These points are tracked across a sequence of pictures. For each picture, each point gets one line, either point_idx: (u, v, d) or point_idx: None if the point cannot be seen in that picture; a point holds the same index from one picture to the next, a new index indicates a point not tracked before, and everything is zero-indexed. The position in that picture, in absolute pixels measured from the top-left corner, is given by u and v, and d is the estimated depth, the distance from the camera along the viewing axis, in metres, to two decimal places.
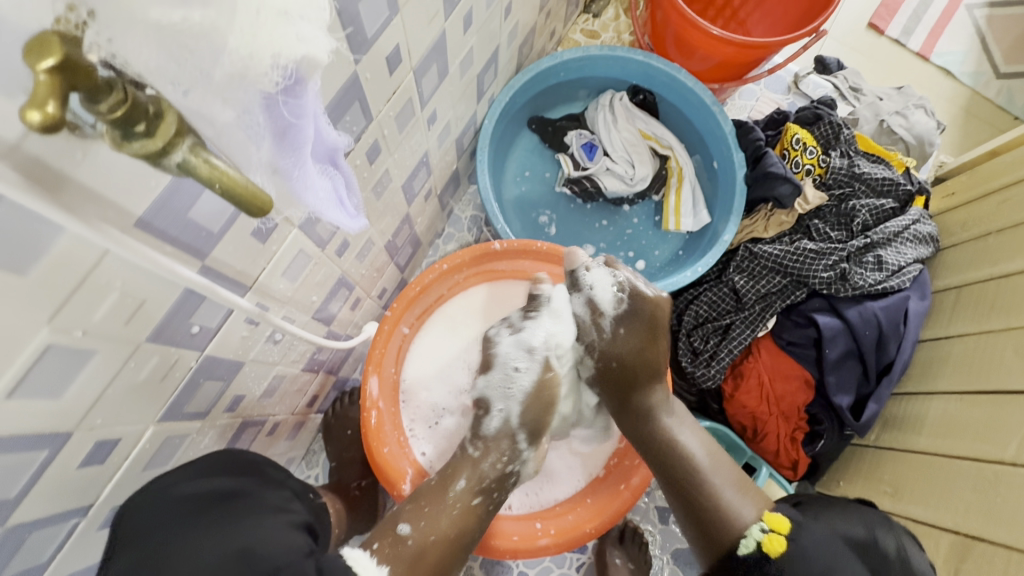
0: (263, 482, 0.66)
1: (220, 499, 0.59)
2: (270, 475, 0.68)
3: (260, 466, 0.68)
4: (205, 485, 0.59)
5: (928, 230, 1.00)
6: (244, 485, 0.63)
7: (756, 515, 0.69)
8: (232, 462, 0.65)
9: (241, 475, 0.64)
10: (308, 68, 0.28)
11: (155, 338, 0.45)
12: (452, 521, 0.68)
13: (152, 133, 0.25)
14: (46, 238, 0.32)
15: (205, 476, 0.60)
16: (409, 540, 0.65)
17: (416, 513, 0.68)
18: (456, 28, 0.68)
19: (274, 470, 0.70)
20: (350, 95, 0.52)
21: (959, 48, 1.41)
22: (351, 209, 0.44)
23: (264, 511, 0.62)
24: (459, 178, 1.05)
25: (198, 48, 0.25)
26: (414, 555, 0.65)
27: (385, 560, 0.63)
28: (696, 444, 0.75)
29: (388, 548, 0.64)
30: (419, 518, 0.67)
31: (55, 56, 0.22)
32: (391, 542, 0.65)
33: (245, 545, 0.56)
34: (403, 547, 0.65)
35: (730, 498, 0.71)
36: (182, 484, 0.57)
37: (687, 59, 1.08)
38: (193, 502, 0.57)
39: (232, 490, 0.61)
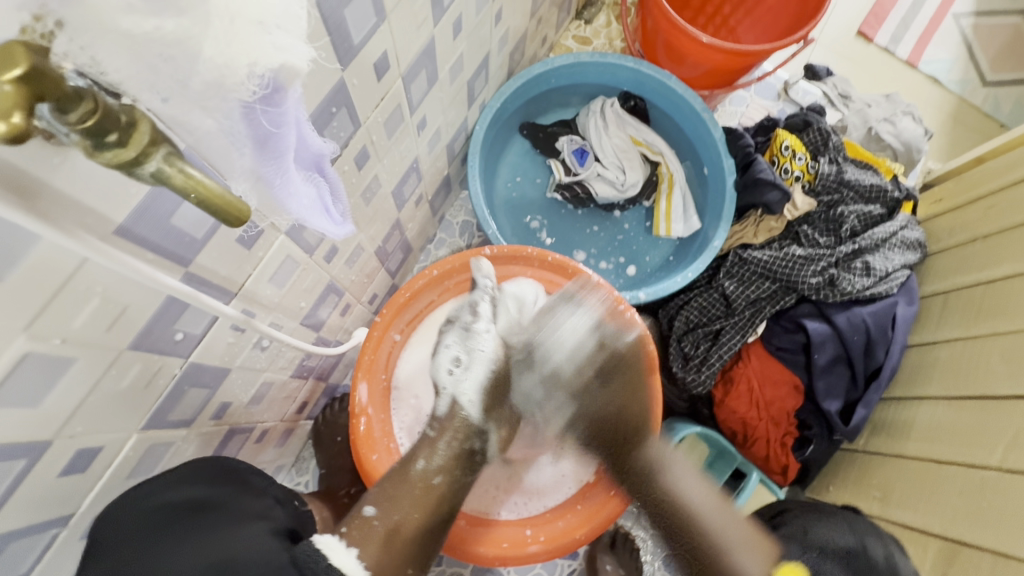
0: (244, 491, 0.63)
1: (192, 510, 0.56)
2: (253, 484, 0.66)
3: (243, 475, 0.65)
4: (181, 495, 0.57)
5: (915, 236, 1.01)
6: (219, 495, 0.60)
7: (762, 569, 0.66)
8: (217, 468, 0.63)
9: (218, 484, 0.61)
10: (287, 78, 0.28)
11: (137, 346, 0.45)
12: (414, 501, 0.68)
13: (125, 143, 0.25)
14: (21, 246, 0.31)
15: (185, 484, 0.58)
16: (375, 522, 0.66)
17: (381, 495, 0.68)
18: (446, 34, 0.68)
19: (258, 479, 0.67)
20: (337, 102, 0.51)
21: (947, 56, 1.43)
22: (336, 216, 0.44)
23: (238, 521, 0.59)
24: (450, 184, 1.05)
25: (175, 58, 0.25)
26: (384, 535, 0.65)
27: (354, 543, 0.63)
28: (700, 498, 0.72)
29: (356, 530, 0.65)
30: (384, 502, 0.68)
31: (20, 67, 0.21)
32: (359, 524, 0.65)
33: (220, 558, 0.53)
34: (371, 528, 0.65)
35: (733, 547, 0.68)
36: (165, 492, 0.56)
37: (678, 65, 1.09)
38: (166, 511, 0.55)
39: (205, 501, 0.58)
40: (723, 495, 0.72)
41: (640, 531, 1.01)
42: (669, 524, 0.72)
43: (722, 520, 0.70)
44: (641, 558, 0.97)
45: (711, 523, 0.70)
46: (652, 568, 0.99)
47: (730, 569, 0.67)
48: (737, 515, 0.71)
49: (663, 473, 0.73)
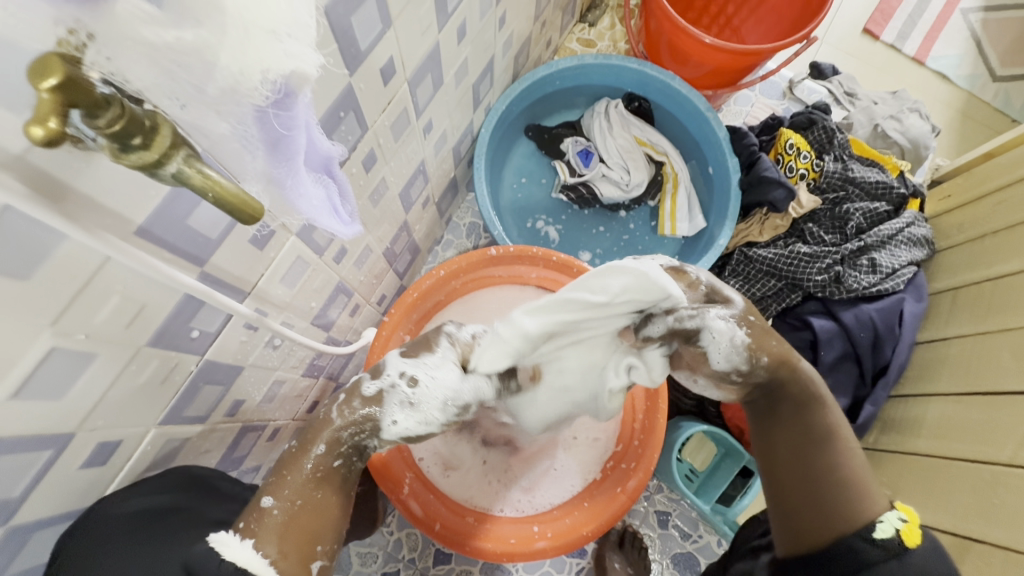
0: (207, 498, 0.61)
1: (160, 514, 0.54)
2: (218, 489, 0.63)
3: (211, 481, 0.63)
4: (144, 502, 0.54)
5: (923, 233, 1.01)
6: (181, 501, 0.57)
7: (885, 503, 0.59)
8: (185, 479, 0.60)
9: (182, 491, 0.58)
10: (298, 83, 0.29)
11: (154, 342, 0.46)
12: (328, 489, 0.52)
13: (148, 145, 0.27)
14: (49, 246, 0.33)
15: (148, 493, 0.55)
16: (274, 512, 0.49)
17: (280, 482, 0.51)
18: (450, 39, 0.70)
19: (224, 483, 0.65)
20: (345, 105, 0.53)
21: (955, 52, 1.42)
22: (345, 216, 0.46)
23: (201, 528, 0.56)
24: (457, 186, 1.07)
25: (191, 64, 0.26)
26: (282, 526, 0.49)
27: (253, 534, 0.49)
28: (851, 449, 0.62)
29: (255, 524, 0.49)
30: (284, 485, 0.51)
31: (55, 75, 0.23)
32: (260, 517, 0.50)
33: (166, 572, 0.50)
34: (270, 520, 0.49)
35: (864, 481, 0.60)
36: (128, 501, 0.53)
37: (682, 66, 1.09)
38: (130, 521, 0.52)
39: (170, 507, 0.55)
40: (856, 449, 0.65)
41: (648, 529, 1.01)
42: (784, 438, 0.63)
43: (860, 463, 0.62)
44: (648, 556, 0.98)
45: (850, 471, 0.60)
46: (660, 566, 0.99)
47: (856, 507, 0.58)
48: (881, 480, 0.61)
49: (827, 408, 0.63)
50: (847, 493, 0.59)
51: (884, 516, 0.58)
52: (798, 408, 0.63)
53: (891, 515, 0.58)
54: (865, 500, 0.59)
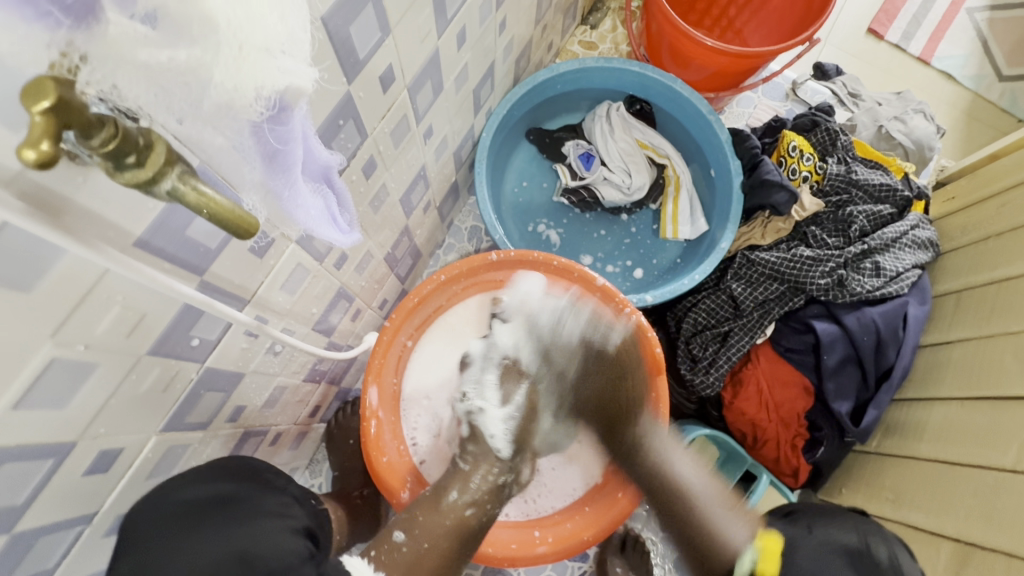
0: (262, 489, 0.67)
1: (218, 504, 0.61)
2: (269, 481, 0.69)
3: (261, 473, 0.69)
4: (212, 491, 0.61)
5: (927, 235, 1.00)
6: (240, 491, 0.64)
7: (746, 538, 0.68)
8: (235, 468, 0.66)
9: (239, 481, 0.65)
10: (293, 97, 0.30)
11: (155, 351, 0.47)
12: (445, 531, 0.68)
13: (143, 164, 0.27)
14: (47, 259, 0.33)
15: (210, 481, 0.62)
16: (402, 547, 0.65)
17: (410, 520, 0.68)
18: (450, 45, 0.70)
19: (274, 476, 0.71)
20: (344, 114, 0.53)
21: (960, 52, 1.41)
22: (343, 225, 0.46)
23: (259, 514, 0.63)
24: (458, 190, 1.07)
25: (186, 82, 0.26)
26: (408, 561, 0.65)
27: (382, 565, 0.64)
28: (693, 471, 0.73)
29: (385, 553, 0.65)
30: (413, 527, 0.67)
31: (49, 98, 0.23)
32: (388, 548, 0.65)
33: (244, 549, 0.58)
34: (398, 553, 0.65)
35: (723, 521, 0.69)
36: (189, 488, 0.59)
37: (684, 68, 1.09)
38: (191, 508, 0.58)
39: (228, 496, 0.62)
40: (721, 480, 0.73)
41: (650, 533, 1.01)
42: (658, 491, 0.73)
43: (719, 503, 0.70)
44: (651, 561, 0.98)
45: (698, 488, 0.72)
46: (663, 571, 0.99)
47: (720, 544, 0.67)
48: (738, 501, 0.72)
49: (662, 454, 0.74)
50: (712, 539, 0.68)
51: (742, 557, 0.66)
52: (653, 469, 0.73)
53: (750, 554, 0.66)
54: (727, 539, 0.67)
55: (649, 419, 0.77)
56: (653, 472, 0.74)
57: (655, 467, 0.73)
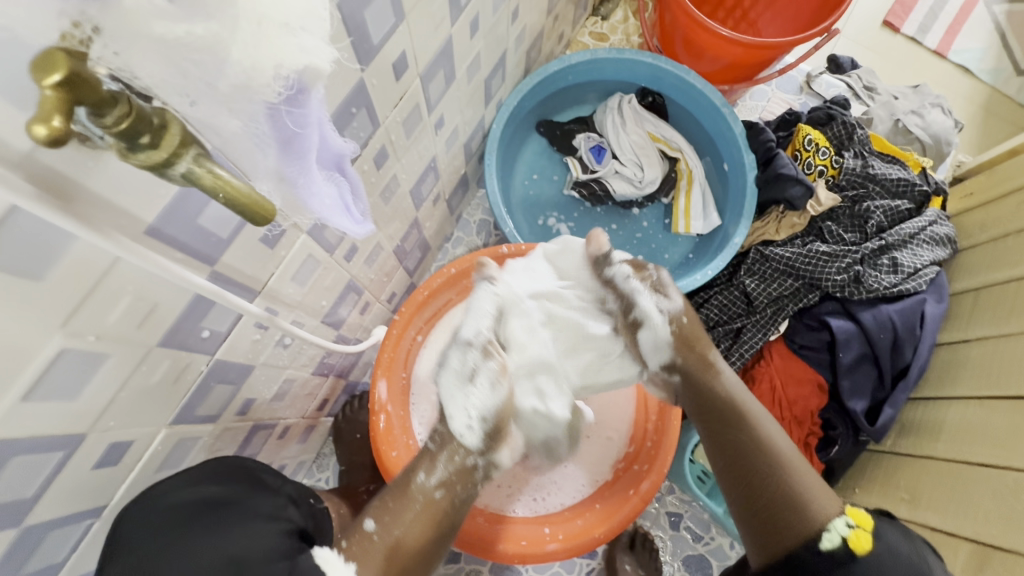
0: (257, 489, 0.63)
1: (209, 507, 0.57)
2: (265, 482, 0.66)
3: (257, 473, 0.65)
4: (195, 493, 0.57)
5: (945, 231, 0.98)
6: (232, 493, 0.60)
7: (835, 509, 0.65)
8: (231, 468, 0.63)
9: (230, 482, 0.61)
10: (311, 79, 0.28)
11: (165, 342, 0.46)
12: (415, 515, 0.65)
13: (157, 144, 0.26)
14: (59, 247, 0.32)
15: (196, 483, 0.58)
16: (374, 537, 0.63)
17: (382, 509, 0.65)
18: (463, 33, 0.68)
19: (270, 475, 0.67)
20: (356, 102, 0.52)
21: (978, 45, 1.39)
22: (357, 214, 0.45)
23: (253, 518, 0.60)
24: (467, 182, 1.05)
25: (203, 62, 0.25)
26: (384, 552, 0.62)
27: (352, 557, 0.61)
28: (778, 432, 0.70)
29: (356, 545, 0.62)
30: (383, 514, 0.64)
31: (60, 71, 0.22)
32: (358, 539, 0.63)
33: (237, 554, 0.55)
34: (369, 543, 0.62)
35: (813, 491, 0.67)
36: (181, 491, 0.56)
37: (697, 60, 1.07)
38: (184, 511, 0.55)
39: (219, 499, 0.59)
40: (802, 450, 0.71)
41: (659, 531, 1.00)
42: (741, 449, 0.70)
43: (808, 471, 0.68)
44: (660, 559, 0.97)
45: (789, 450, 0.69)
46: (672, 568, 0.98)
47: (808, 515, 0.65)
48: (818, 471, 0.69)
49: (751, 417, 0.71)
50: (802, 510, 0.65)
51: (832, 526, 0.63)
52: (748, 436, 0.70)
53: (839, 523, 0.64)
54: (818, 509, 0.65)
55: (732, 379, 0.73)
56: (739, 434, 0.70)
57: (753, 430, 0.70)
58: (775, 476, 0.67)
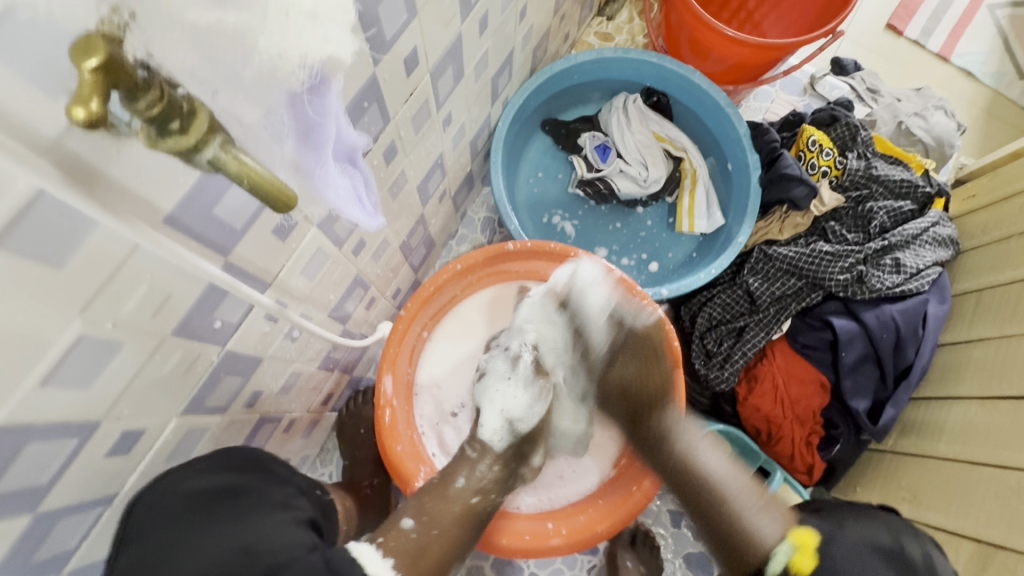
0: (267, 479, 0.63)
1: (221, 495, 0.56)
2: (276, 473, 0.66)
3: (266, 464, 0.65)
4: (212, 483, 0.57)
5: (947, 233, 0.99)
6: (244, 482, 0.60)
7: (778, 534, 0.65)
8: (241, 459, 0.63)
9: (244, 474, 0.61)
10: (333, 69, 0.29)
11: (179, 332, 0.46)
12: (453, 517, 0.68)
13: (186, 129, 0.26)
14: (80, 234, 0.33)
15: (208, 473, 0.57)
16: (411, 534, 0.64)
17: (420, 509, 0.67)
18: (472, 31, 0.69)
19: (280, 467, 0.67)
20: (368, 97, 0.53)
21: (981, 49, 1.39)
22: (369, 208, 0.45)
23: (266, 508, 0.58)
24: (473, 180, 1.06)
25: (230, 50, 0.26)
26: (417, 548, 0.63)
27: (389, 552, 0.61)
28: (723, 468, 0.71)
29: (392, 541, 0.63)
30: (422, 513, 0.67)
31: (98, 56, 0.23)
32: (396, 535, 0.63)
33: (251, 543, 0.52)
34: (406, 540, 0.63)
35: (752, 516, 0.67)
36: (186, 482, 0.55)
37: (703, 60, 1.08)
38: (195, 499, 0.54)
39: (230, 488, 0.58)
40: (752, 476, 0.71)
41: (660, 528, 1.01)
42: (688, 486, 0.71)
43: (745, 498, 0.68)
44: (661, 556, 0.97)
45: (735, 488, 0.70)
46: (673, 566, 0.99)
47: (749, 543, 0.65)
48: (760, 490, 0.69)
49: (691, 450, 0.72)
50: (735, 533, 0.66)
51: (775, 552, 0.64)
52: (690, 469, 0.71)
53: (783, 548, 0.64)
54: (755, 538, 0.65)
55: (687, 428, 0.75)
56: (679, 470, 0.72)
57: (683, 461, 0.72)
58: (718, 506, 0.68)
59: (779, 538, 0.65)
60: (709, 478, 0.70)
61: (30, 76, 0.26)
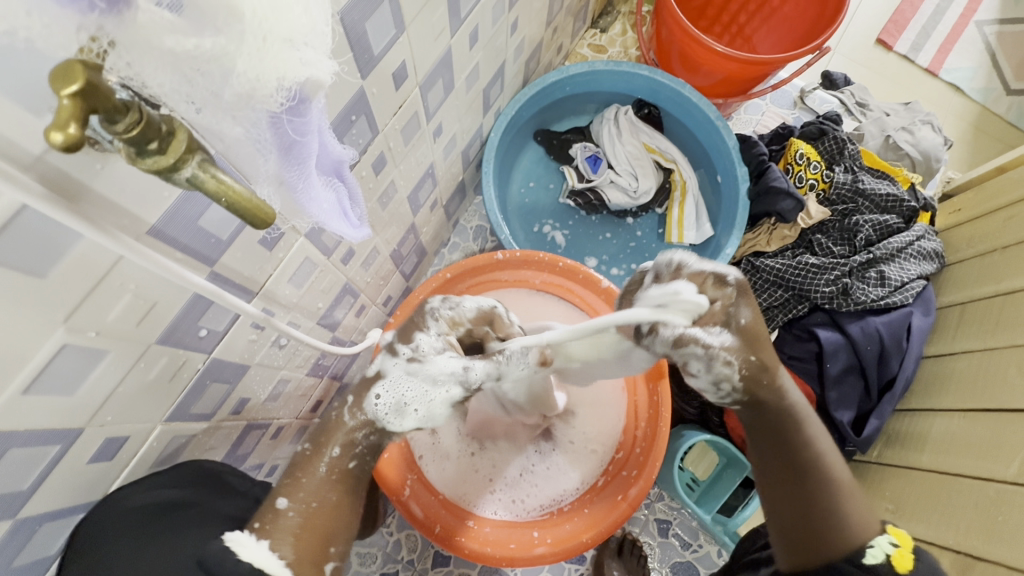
0: (219, 493, 0.62)
1: (161, 511, 0.56)
2: (230, 485, 0.64)
3: (219, 475, 0.64)
4: (156, 496, 0.56)
5: (932, 246, 1.00)
6: (191, 496, 0.59)
7: (876, 525, 0.55)
8: (197, 474, 0.61)
9: (198, 486, 0.61)
10: (312, 89, 0.30)
11: (164, 340, 0.47)
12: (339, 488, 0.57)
13: (164, 150, 0.27)
14: (62, 246, 0.34)
15: (161, 488, 0.57)
16: (287, 514, 0.53)
17: (294, 484, 0.55)
18: (462, 44, 0.70)
19: (235, 479, 0.66)
20: (356, 109, 0.54)
21: (968, 65, 1.41)
22: (354, 219, 0.46)
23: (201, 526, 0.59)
24: (465, 189, 1.07)
25: (210, 70, 0.27)
26: (298, 526, 0.53)
27: (267, 535, 0.52)
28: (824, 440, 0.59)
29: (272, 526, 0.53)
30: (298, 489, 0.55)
31: (78, 81, 0.23)
32: (273, 518, 0.53)
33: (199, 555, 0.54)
34: (285, 519, 0.53)
35: (851, 506, 0.55)
36: (136, 496, 0.55)
37: (693, 74, 1.09)
38: (141, 514, 0.54)
39: (176, 503, 0.57)
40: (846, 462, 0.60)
41: (648, 538, 1.01)
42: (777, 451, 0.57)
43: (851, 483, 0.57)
44: (648, 565, 0.97)
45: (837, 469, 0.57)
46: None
47: (843, 526, 0.54)
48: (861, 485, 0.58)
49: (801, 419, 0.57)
50: (832, 512, 0.55)
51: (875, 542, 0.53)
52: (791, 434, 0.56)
53: (881, 540, 0.54)
54: (853, 525, 0.54)
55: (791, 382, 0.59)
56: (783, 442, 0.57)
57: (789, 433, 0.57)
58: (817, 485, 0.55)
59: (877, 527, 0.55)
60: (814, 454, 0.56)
61: (16, 97, 0.27)
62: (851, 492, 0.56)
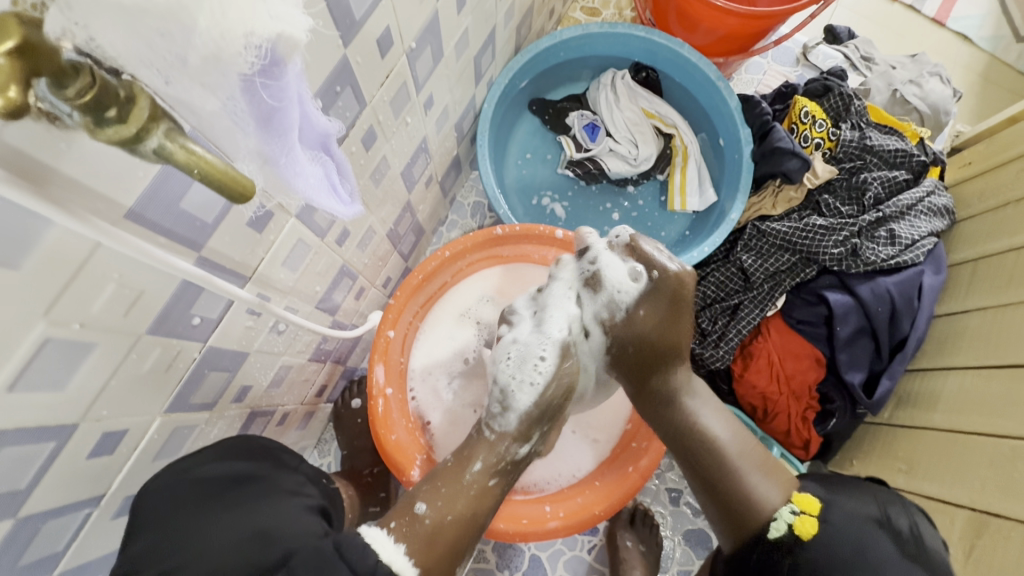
0: (276, 466, 0.66)
1: (235, 483, 0.60)
2: (285, 461, 0.69)
3: (275, 452, 0.68)
4: (228, 468, 0.61)
5: (943, 202, 0.98)
6: (260, 470, 0.64)
7: (780, 498, 0.66)
8: (251, 447, 0.66)
9: (259, 460, 0.65)
10: (287, 48, 0.27)
11: (155, 330, 0.45)
12: (468, 502, 0.62)
13: (125, 119, 0.25)
14: (31, 236, 0.32)
15: (225, 459, 0.62)
16: (424, 520, 0.59)
17: (432, 492, 0.61)
18: (450, 8, 0.66)
19: (290, 456, 0.70)
20: (340, 80, 0.51)
21: (977, 12, 1.36)
22: (344, 194, 0.44)
23: (275, 495, 0.62)
24: (460, 164, 1.04)
25: (170, 29, 0.24)
26: (429, 535, 0.58)
27: (401, 538, 0.57)
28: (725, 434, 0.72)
29: (404, 526, 0.58)
30: (436, 497, 0.61)
31: (12, 38, 0.22)
32: (408, 521, 0.59)
33: (264, 527, 0.57)
34: (419, 525, 0.58)
35: (756, 481, 0.68)
36: (208, 465, 0.60)
37: (692, 32, 1.05)
38: (205, 487, 0.58)
39: (247, 475, 0.62)
40: (756, 440, 0.72)
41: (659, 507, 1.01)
42: (689, 450, 0.72)
43: (754, 466, 0.69)
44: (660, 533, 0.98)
45: (734, 446, 0.71)
46: (672, 543, 1.00)
47: (755, 504, 0.67)
48: (767, 454, 0.71)
49: (694, 408, 0.73)
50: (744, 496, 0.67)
51: (778, 517, 0.65)
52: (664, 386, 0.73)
53: (785, 512, 0.65)
54: (764, 494, 0.67)
55: (714, 416, 0.73)
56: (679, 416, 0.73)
57: (690, 423, 0.72)
58: (723, 463, 0.69)
59: (782, 501, 0.66)
60: (717, 442, 0.71)
61: None
62: (768, 474, 0.69)
